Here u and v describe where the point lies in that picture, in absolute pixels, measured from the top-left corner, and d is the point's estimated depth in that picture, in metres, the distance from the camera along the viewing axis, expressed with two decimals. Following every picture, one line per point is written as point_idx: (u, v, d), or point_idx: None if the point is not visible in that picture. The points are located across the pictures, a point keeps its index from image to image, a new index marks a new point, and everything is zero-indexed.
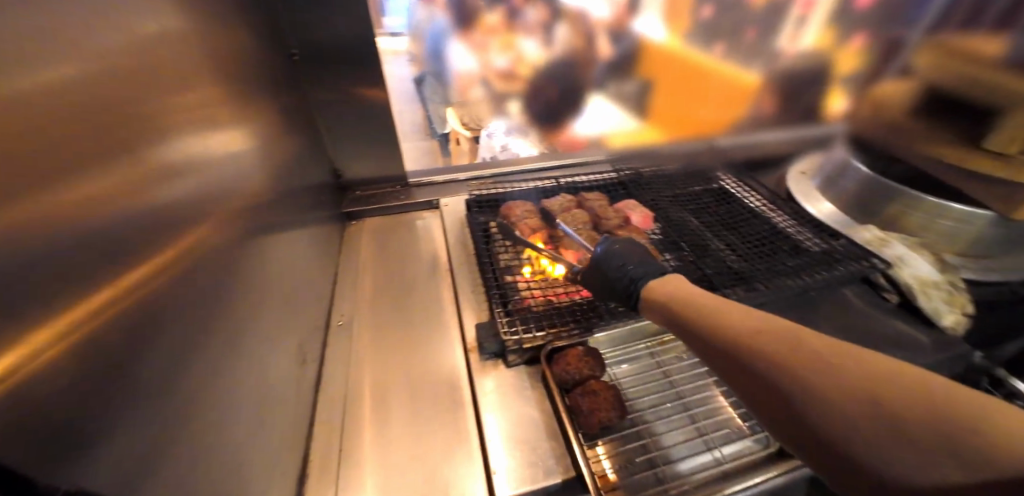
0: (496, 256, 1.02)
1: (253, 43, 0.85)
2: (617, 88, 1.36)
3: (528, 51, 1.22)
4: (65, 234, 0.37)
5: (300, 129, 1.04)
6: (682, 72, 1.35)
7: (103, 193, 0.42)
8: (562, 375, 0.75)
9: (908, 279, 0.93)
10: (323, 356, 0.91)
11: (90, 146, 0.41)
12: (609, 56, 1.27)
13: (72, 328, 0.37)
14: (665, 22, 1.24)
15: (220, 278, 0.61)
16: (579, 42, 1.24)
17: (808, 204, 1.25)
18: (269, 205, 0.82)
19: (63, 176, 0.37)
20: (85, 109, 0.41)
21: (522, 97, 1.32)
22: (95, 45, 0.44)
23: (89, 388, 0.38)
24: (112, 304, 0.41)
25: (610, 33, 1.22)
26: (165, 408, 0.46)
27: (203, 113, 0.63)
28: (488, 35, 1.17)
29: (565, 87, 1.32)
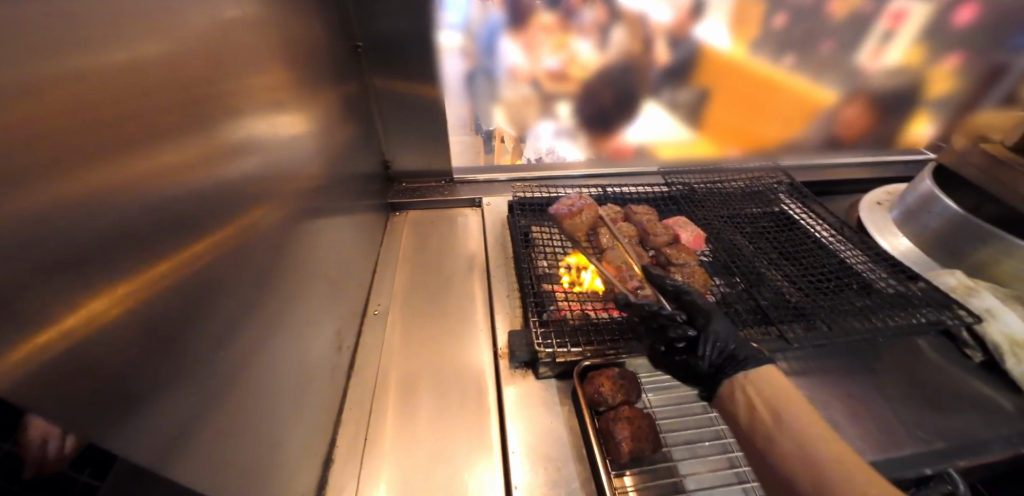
0: (535, 263, 1.00)
1: (322, 31, 0.88)
2: (672, 96, 1.29)
3: (582, 52, 1.17)
4: (131, 203, 0.38)
5: (357, 118, 1.07)
6: (745, 82, 1.28)
7: (169, 167, 0.43)
8: (594, 395, 0.73)
9: (998, 338, 0.82)
10: (357, 344, 0.92)
11: (161, 121, 0.42)
12: (668, 62, 1.21)
13: (130, 299, 0.38)
14: (731, 29, 1.17)
15: (269, 259, 0.62)
16: (636, 45, 1.18)
17: (882, 238, 1.15)
18: (321, 191, 0.84)
19: (133, 147, 0.38)
20: (158, 84, 0.42)
21: (573, 98, 1.27)
22: (175, 24, 0.45)
23: (141, 356, 0.39)
24: (170, 276, 0.42)
25: (670, 36, 1.16)
26: (208, 384, 0.47)
27: (270, 97, 0.65)
28: (542, 33, 1.13)
29: (619, 90, 1.26)
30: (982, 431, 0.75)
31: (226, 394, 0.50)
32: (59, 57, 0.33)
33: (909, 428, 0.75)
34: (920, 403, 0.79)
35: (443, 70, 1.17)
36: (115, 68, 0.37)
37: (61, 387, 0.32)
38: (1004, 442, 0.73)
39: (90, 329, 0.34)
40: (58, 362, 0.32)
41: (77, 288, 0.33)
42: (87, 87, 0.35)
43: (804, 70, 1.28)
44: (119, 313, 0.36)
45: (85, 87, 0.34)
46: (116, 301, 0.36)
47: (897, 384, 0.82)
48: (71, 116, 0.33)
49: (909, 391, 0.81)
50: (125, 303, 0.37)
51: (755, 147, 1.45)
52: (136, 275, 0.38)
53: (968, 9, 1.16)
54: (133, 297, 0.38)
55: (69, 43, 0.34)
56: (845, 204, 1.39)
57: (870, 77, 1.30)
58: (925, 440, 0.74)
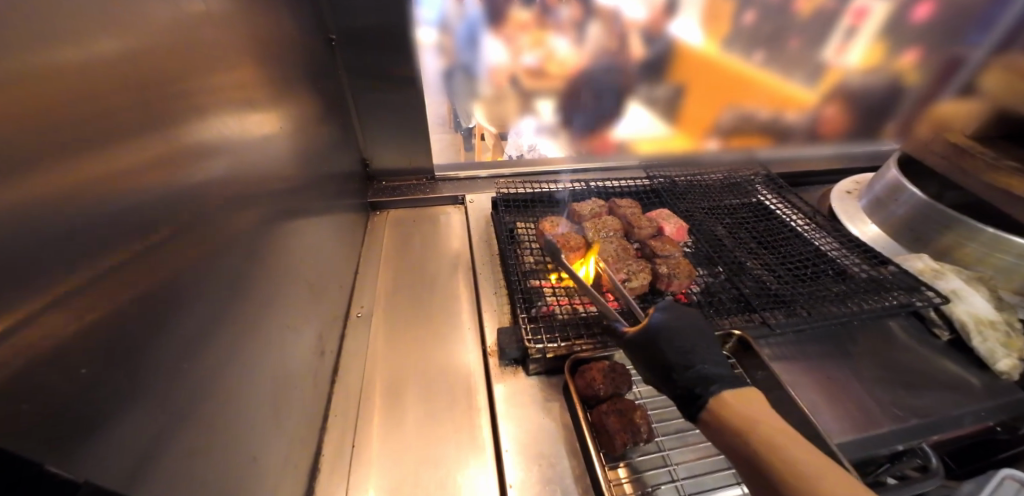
0: (521, 259, 0.99)
1: (294, 28, 0.84)
2: (649, 92, 1.31)
3: (559, 49, 1.17)
4: (88, 207, 0.35)
5: (333, 116, 1.03)
6: (720, 78, 1.31)
7: (129, 170, 0.40)
8: (586, 389, 0.73)
9: (963, 317, 0.86)
10: (341, 349, 0.89)
11: (121, 120, 0.39)
12: (644, 57, 1.22)
13: (91, 307, 0.35)
14: (704, 25, 1.18)
15: (244, 263, 0.59)
16: (612, 42, 1.18)
17: (852, 226, 1.20)
18: (296, 190, 0.81)
19: (89, 147, 0.36)
20: (118, 81, 0.39)
21: (554, 94, 1.26)
22: (135, 15, 0.42)
23: (100, 374, 0.36)
24: (131, 288, 0.39)
25: (645, 32, 1.17)
26: (178, 399, 0.44)
27: (240, 95, 0.62)
28: (520, 31, 1.12)
29: (597, 88, 1.27)
30: (950, 408, 0.78)
31: (198, 406, 0.47)
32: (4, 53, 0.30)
33: (884, 407, 0.78)
34: (897, 384, 0.82)
35: (420, 67, 1.15)
36: (67, 65, 0.34)
37: (14, 410, 0.29)
38: (972, 416, 0.77)
39: (40, 349, 0.31)
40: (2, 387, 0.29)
41: (28, 305, 0.30)
42: (32, 83, 0.31)
43: (775, 65, 1.31)
44: (69, 329, 0.33)
45: (30, 82, 0.31)
46: (72, 316, 0.33)
47: (872, 367, 0.85)
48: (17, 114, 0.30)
49: (886, 372, 0.84)
50: (78, 318, 0.34)
51: (730, 140, 1.49)
52: (92, 288, 0.35)
53: (924, 7, 1.21)
54: (90, 313, 0.35)
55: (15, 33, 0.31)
56: (817, 193, 1.44)
57: (837, 73, 1.34)
58: (901, 418, 0.77)
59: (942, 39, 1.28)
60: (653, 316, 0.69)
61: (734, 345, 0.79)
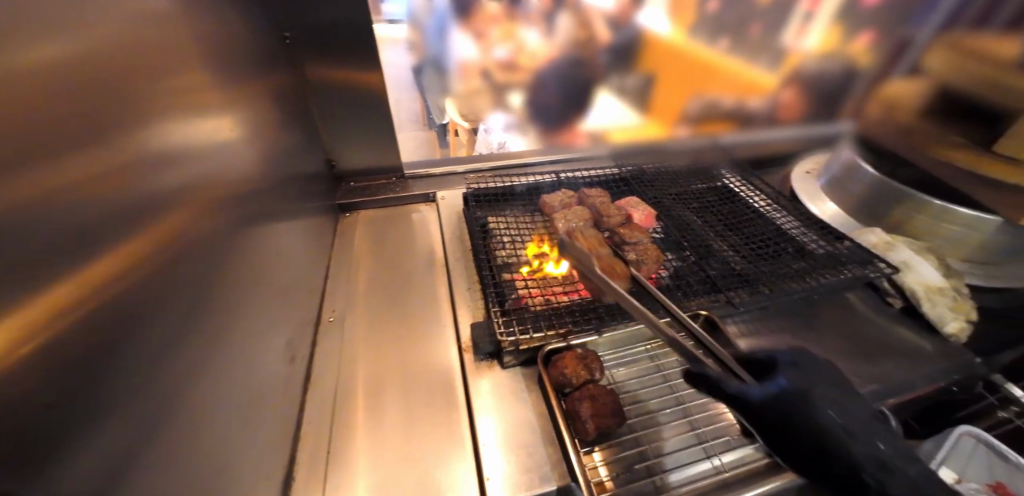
0: (493, 253, 0.99)
1: (246, 28, 0.81)
2: (618, 83, 1.19)
3: (529, 42, 1.09)
4: (37, 220, 0.34)
5: (294, 118, 1.00)
6: (687, 65, 1.13)
7: (82, 182, 0.38)
8: (558, 377, 0.73)
9: (914, 286, 0.91)
10: (312, 355, 0.87)
11: (72, 132, 0.38)
12: (609, 45, 1.11)
13: (46, 327, 0.34)
14: (670, 16, 1.04)
15: (209, 272, 0.58)
16: (582, 32, 1.09)
17: (812, 205, 1.24)
18: (260, 196, 0.79)
19: (37, 160, 0.34)
20: (66, 90, 0.38)
21: (524, 88, 1.19)
22: (79, 21, 0.40)
23: (55, 397, 0.34)
24: (85, 306, 0.38)
25: (611, 20, 1.06)
26: (144, 415, 0.43)
27: (190, 99, 0.60)
28: (489, 24, 1.05)
29: (566, 82, 1.19)
30: (905, 373, 0.82)
31: (166, 419, 0.46)
32: None
33: (845, 375, 0.82)
34: (856, 352, 0.86)
35: (388, 61, 1.17)
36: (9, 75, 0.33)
37: None
38: (925, 379, 0.82)
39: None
40: None
41: None
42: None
43: None
44: (27, 350, 0.32)
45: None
46: (29, 337, 0.32)
47: (834, 338, 0.89)
48: None
49: (847, 342, 0.88)
50: (34, 339, 0.33)
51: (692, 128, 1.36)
52: (42, 309, 0.34)
53: None
54: (40, 336, 0.33)
55: None
56: (778, 175, 1.48)
57: (796, 59, 1.15)
58: (860, 384, 0.81)
59: None
60: (776, 383, 0.56)
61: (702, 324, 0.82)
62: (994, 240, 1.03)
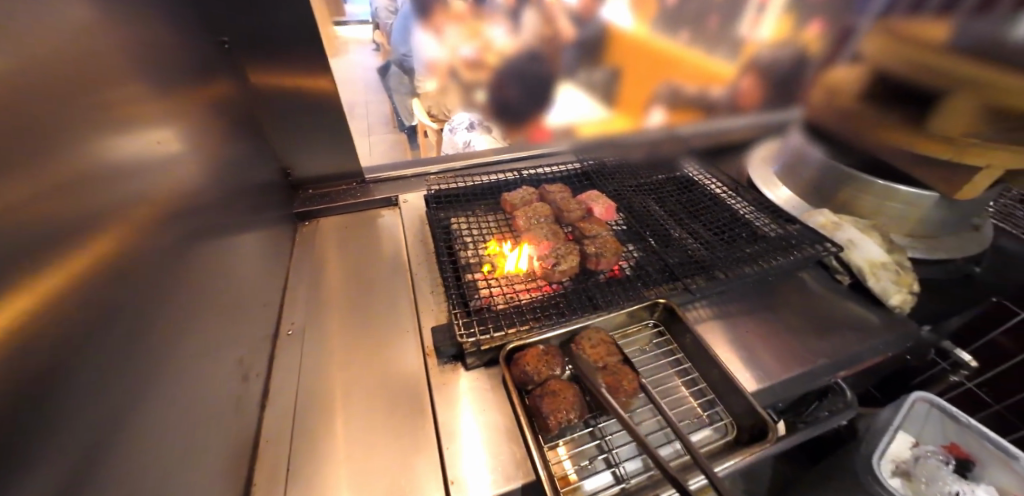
0: (455, 253, 0.98)
1: (181, 37, 0.77)
2: (586, 77, 1.11)
3: (496, 39, 1.05)
4: None
5: (240, 128, 0.96)
6: (648, 57, 1.03)
7: None
8: (521, 376, 0.74)
9: (859, 262, 0.95)
10: (270, 369, 0.85)
11: None
12: (576, 40, 1.04)
13: None
14: (633, 7, 0.96)
15: (146, 295, 0.55)
16: (547, 29, 1.03)
17: (768, 190, 1.35)
18: (210, 210, 0.76)
19: None
20: None
21: (488, 88, 1.15)
22: None
23: None
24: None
25: (574, 15, 1.00)
26: (60, 460, 0.41)
27: (121, 113, 0.57)
28: (453, 22, 1.02)
29: (527, 80, 1.13)
30: (854, 346, 0.86)
31: (90, 460, 0.44)
32: None
33: (798, 353, 0.85)
34: (808, 328, 0.90)
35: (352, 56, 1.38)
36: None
37: None
38: (872, 350, 0.86)
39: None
40: None
41: None
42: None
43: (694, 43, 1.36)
44: None
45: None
46: None
47: (788, 316, 0.92)
48: None
49: (800, 319, 0.91)
50: None
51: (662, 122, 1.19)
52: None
53: None
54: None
55: None
56: (737, 162, 1.53)
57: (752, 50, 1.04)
58: (811, 360, 0.84)
59: None
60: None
61: (660, 313, 0.83)
62: (934, 216, 1.14)
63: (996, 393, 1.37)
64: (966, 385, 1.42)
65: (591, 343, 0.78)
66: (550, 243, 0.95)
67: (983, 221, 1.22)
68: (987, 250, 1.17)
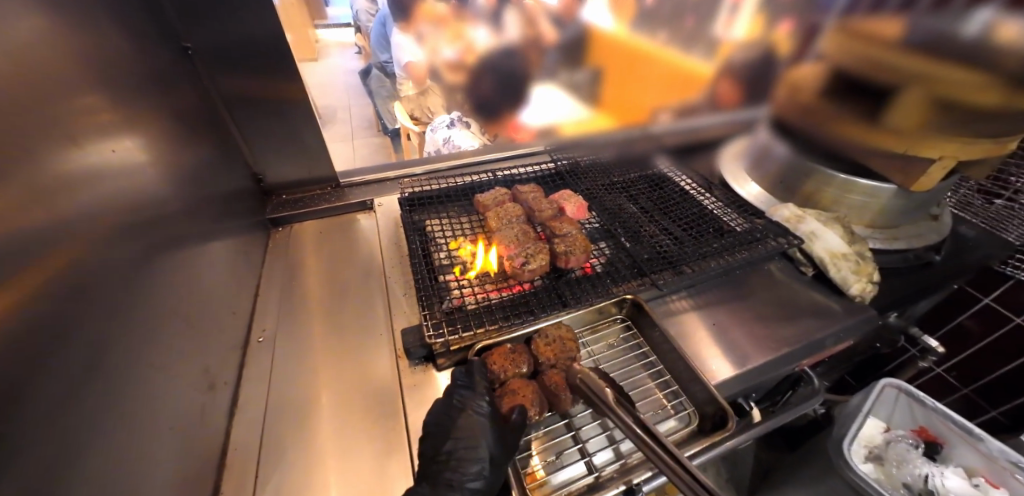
0: (428, 255, 0.99)
1: (138, 46, 0.76)
2: (568, 76, 1.17)
3: (477, 40, 1.09)
4: None
5: (206, 135, 0.95)
6: (628, 55, 1.10)
7: None
8: (487, 375, 0.75)
9: (820, 253, 0.98)
10: (240, 378, 0.84)
11: None
12: (558, 42, 1.09)
13: None
14: (613, 9, 1.04)
15: (103, 307, 0.54)
16: (529, 30, 1.08)
17: (736, 186, 1.38)
18: (174, 218, 0.75)
19: None
20: None
21: (468, 87, 1.21)
22: None
23: None
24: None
25: (555, 17, 1.06)
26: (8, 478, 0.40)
27: (73, 123, 0.56)
28: (437, 25, 1.09)
29: (504, 77, 1.17)
30: (817, 333, 0.89)
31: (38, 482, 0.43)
32: None
33: (762, 342, 0.87)
34: (773, 318, 0.92)
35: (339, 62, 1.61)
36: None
37: None
38: (833, 338, 0.88)
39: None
40: None
41: None
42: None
43: None
44: None
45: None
46: None
47: (755, 307, 0.95)
48: None
49: (766, 309, 0.94)
50: None
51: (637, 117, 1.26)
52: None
53: None
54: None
55: None
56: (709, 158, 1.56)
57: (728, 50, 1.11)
58: (774, 350, 0.86)
59: None
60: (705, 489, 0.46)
61: (628, 307, 0.85)
62: (892, 205, 1.17)
63: (963, 376, 1.42)
64: (934, 370, 1.47)
65: (546, 341, 0.79)
66: (522, 242, 0.96)
67: (943, 210, 1.26)
68: (947, 238, 1.21)
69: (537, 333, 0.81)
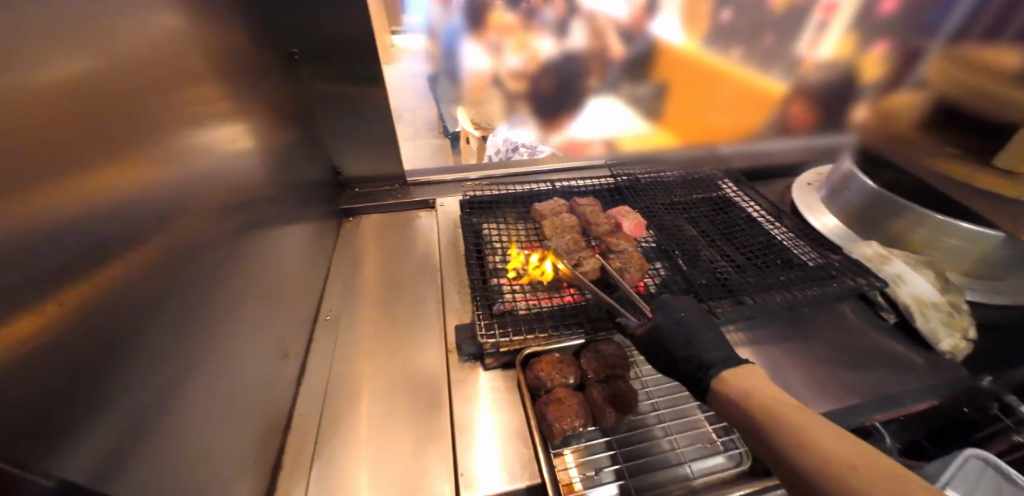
0: (483, 258, 1.02)
1: (252, 46, 0.86)
2: (630, 90, 1.17)
3: (543, 49, 1.07)
4: (30, 231, 0.38)
5: (299, 129, 1.06)
6: (696, 74, 1.12)
7: (79, 197, 0.43)
8: (534, 381, 0.76)
9: (906, 299, 0.90)
10: (307, 352, 0.92)
11: (68, 154, 0.42)
12: (625, 57, 1.10)
13: (36, 326, 0.38)
14: (684, 23, 1.04)
15: (203, 274, 0.62)
16: (595, 41, 1.08)
17: (812, 217, 1.23)
18: (264, 200, 0.84)
19: (30, 180, 0.39)
20: (63, 114, 0.42)
21: (529, 98, 1.17)
22: (79, 53, 0.45)
23: (48, 385, 0.39)
24: (61, 315, 0.41)
25: (624, 32, 1.05)
26: (128, 408, 0.47)
27: (194, 110, 0.64)
28: (501, 34, 1.05)
29: (563, 81, 1.14)
30: (892, 385, 0.82)
31: (150, 419, 0.50)
32: None
33: (828, 389, 0.81)
34: (841, 363, 0.86)
35: None
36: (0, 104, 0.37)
37: None
38: (911, 396, 0.80)
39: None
40: None
41: None
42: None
43: None
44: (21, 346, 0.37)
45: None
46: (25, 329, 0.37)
47: (823, 348, 0.89)
48: None
49: (833, 353, 0.88)
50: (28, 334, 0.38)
51: (712, 126, 1.25)
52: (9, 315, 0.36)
53: None
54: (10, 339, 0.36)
55: None
56: (782, 185, 1.48)
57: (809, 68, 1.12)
58: (842, 397, 0.80)
59: None
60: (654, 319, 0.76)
61: None
62: (1000, 256, 1.02)
63: None
64: None
65: (595, 356, 0.79)
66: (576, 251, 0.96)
67: None
68: None
69: (586, 347, 0.81)
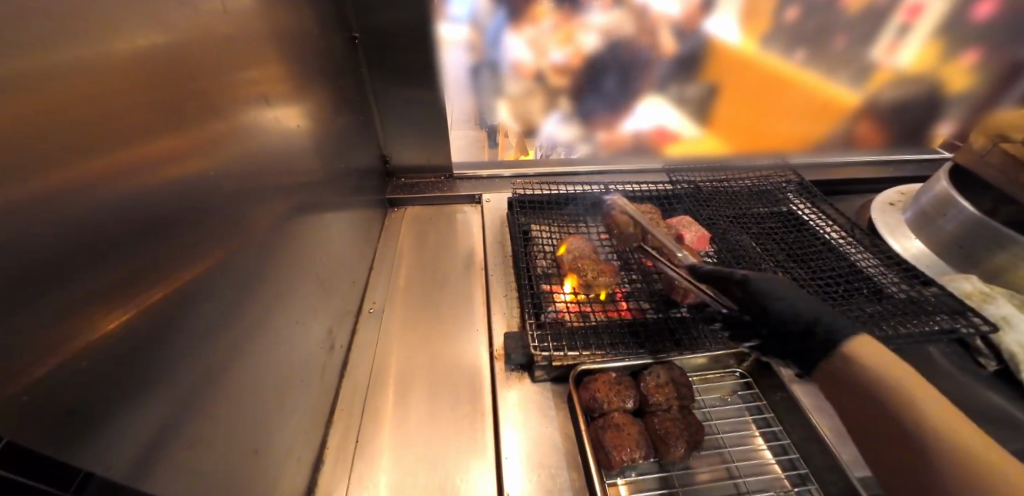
0: (532, 262, 0.99)
1: (317, 26, 0.84)
2: (680, 90, 1.25)
3: (588, 44, 1.12)
4: (106, 197, 0.35)
5: (354, 114, 1.04)
6: (757, 82, 1.25)
7: (153, 165, 0.40)
8: (589, 401, 0.73)
9: (1013, 347, 0.81)
10: (351, 344, 0.90)
11: (145, 121, 0.40)
12: (677, 53, 1.16)
13: (108, 305, 0.36)
14: (742, 23, 1.12)
15: (259, 259, 0.60)
16: (646, 37, 1.13)
17: (893, 240, 1.12)
18: (318, 185, 0.82)
19: (107, 146, 0.36)
20: (142, 77, 0.40)
21: (572, 92, 1.21)
22: (161, 19, 0.43)
23: (116, 365, 0.37)
24: (129, 295, 0.38)
25: (679, 29, 1.12)
26: (187, 391, 0.45)
27: (259, 89, 0.62)
28: (548, 26, 1.08)
29: (612, 73, 1.19)
30: None
31: (207, 403, 0.47)
32: (33, 51, 0.31)
33: None
34: None
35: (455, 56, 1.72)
36: (76, 64, 0.33)
37: (38, 405, 0.31)
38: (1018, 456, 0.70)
39: (14, 361, 0.29)
40: (19, 382, 0.30)
41: (37, 309, 0.31)
42: (41, 90, 0.31)
43: (818, 64, 1.24)
44: (92, 328, 0.35)
45: (24, 85, 0.30)
46: (93, 310, 0.35)
47: None
48: (54, 119, 0.32)
49: None
50: (100, 312, 0.35)
51: (752, 148, 1.43)
52: (76, 293, 0.33)
53: (987, 4, 1.14)
54: (75, 321, 0.33)
55: (44, 40, 0.32)
56: (854, 204, 1.36)
57: (888, 72, 1.27)
58: None
59: (1009, 42, 1.21)
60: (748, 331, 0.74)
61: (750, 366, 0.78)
62: None
63: None
64: None
65: (657, 382, 0.74)
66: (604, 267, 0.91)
67: None
68: None
69: (646, 369, 0.77)
